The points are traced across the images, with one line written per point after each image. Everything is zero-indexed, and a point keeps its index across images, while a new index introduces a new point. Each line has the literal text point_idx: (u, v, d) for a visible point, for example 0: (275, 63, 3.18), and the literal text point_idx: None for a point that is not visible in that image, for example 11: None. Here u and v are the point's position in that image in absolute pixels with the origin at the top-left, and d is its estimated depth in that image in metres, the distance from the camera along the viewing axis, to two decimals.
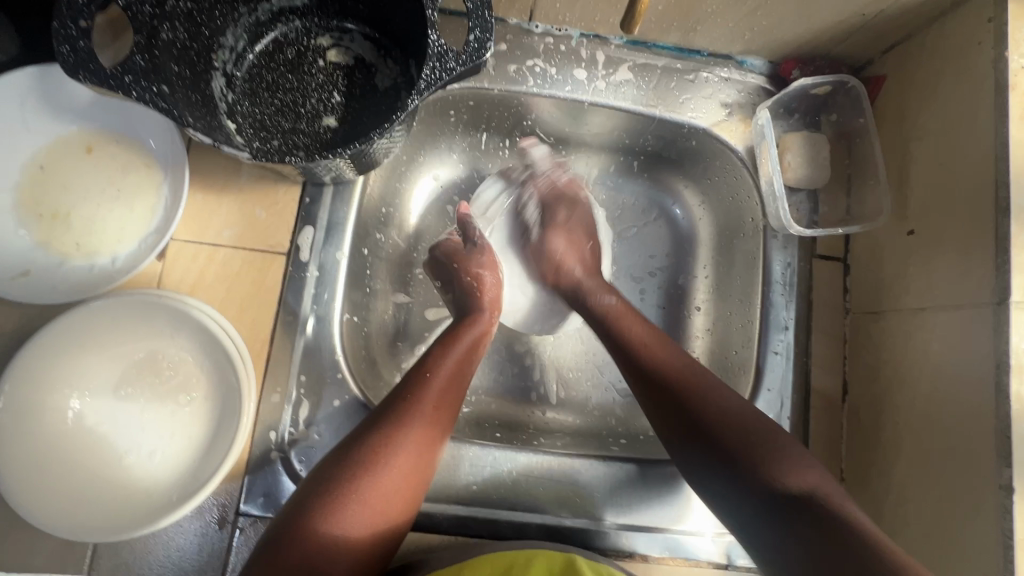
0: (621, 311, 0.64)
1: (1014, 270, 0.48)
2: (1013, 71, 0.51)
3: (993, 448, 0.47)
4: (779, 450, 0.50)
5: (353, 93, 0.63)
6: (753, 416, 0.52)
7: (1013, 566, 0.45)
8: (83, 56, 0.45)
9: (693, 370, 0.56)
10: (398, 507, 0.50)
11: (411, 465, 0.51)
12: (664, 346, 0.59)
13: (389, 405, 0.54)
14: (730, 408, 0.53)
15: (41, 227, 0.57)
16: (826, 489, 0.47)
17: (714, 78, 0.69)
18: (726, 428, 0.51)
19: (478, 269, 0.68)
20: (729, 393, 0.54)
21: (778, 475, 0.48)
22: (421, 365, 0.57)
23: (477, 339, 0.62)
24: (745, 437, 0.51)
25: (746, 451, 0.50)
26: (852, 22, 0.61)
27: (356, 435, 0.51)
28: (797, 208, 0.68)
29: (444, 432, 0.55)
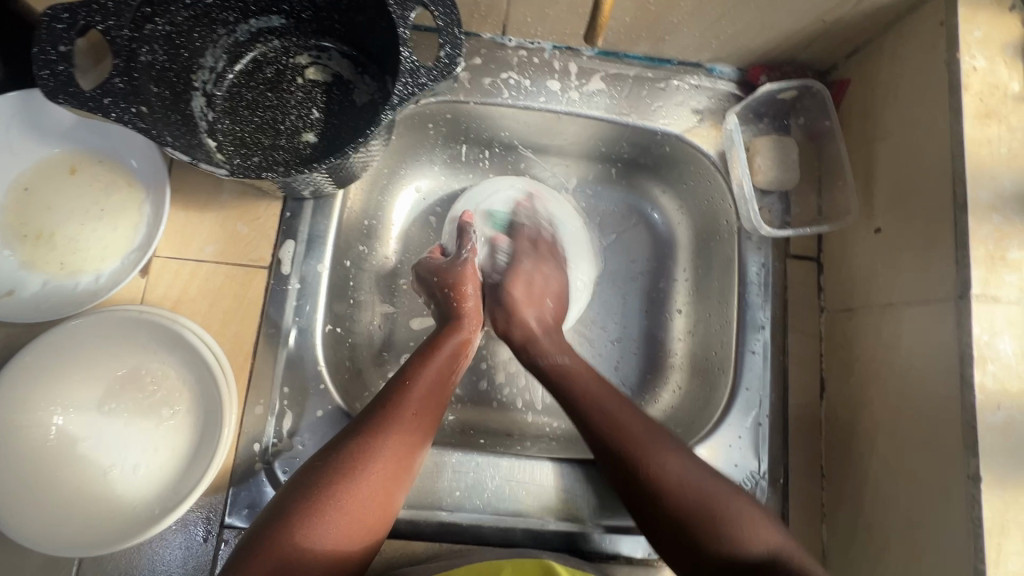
0: (575, 368, 0.62)
1: (973, 264, 0.50)
2: (965, 72, 0.53)
3: (960, 438, 0.48)
4: (739, 514, 0.50)
5: (331, 109, 0.65)
6: (706, 480, 0.52)
7: (984, 555, 0.45)
8: (63, 80, 0.47)
9: (647, 430, 0.55)
10: (378, 511, 0.50)
11: (389, 472, 0.51)
12: (613, 399, 0.58)
13: (369, 412, 0.55)
14: (673, 476, 0.52)
15: (25, 248, 0.58)
16: (791, 551, 0.49)
17: (684, 86, 0.71)
18: (685, 499, 0.51)
19: (459, 282, 0.68)
20: (676, 454, 0.53)
21: (738, 543, 0.48)
22: (401, 375, 0.58)
23: (458, 353, 0.63)
24: (704, 509, 0.50)
25: (702, 522, 0.49)
26: (813, 29, 0.63)
27: (336, 443, 0.52)
28: (769, 210, 0.70)
29: (426, 438, 0.56)
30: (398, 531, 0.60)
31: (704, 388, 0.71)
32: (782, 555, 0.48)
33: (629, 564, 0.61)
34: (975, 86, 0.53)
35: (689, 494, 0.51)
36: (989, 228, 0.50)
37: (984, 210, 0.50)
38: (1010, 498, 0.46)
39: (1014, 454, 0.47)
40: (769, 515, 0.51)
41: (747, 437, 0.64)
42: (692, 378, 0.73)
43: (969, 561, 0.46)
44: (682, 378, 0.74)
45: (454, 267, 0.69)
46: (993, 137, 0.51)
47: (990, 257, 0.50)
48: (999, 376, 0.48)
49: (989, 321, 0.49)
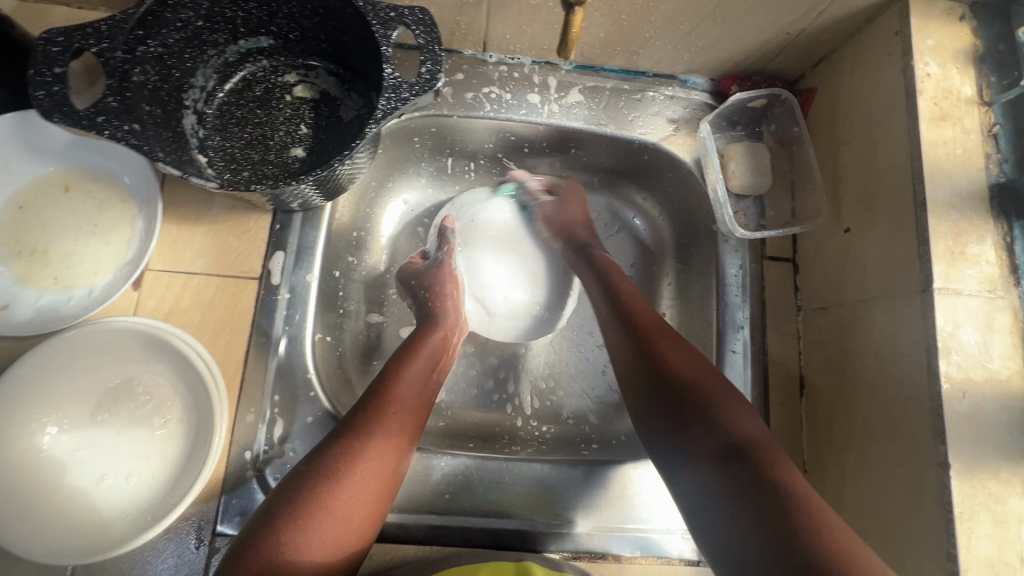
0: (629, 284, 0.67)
1: (935, 259, 0.52)
2: (920, 79, 0.56)
3: (929, 426, 0.50)
4: (731, 400, 0.51)
5: (319, 125, 0.67)
6: (714, 372, 0.55)
7: (956, 538, 0.47)
8: (57, 100, 0.49)
9: (677, 338, 0.59)
10: (363, 512, 0.51)
11: (373, 474, 0.52)
12: (655, 317, 0.62)
13: (346, 425, 0.54)
14: (699, 368, 0.54)
15: (19, 264, 0.60)
16: (766, 440, 0.48)
17: (660, 97, 0.74)
18: (693, 376, 0.54)
19: (438, 284, 0.71)
20: (704, 361, 0.56)
21: (727, 425, 0.49)
22: (377, 386, 0.58)
23: (433, 361, 0.64)
24: (698, 386, 0.53)
25: (692, 415, 0.51)
26: (779, 41, 0.66)
27: (314, 457, 0.52)
28: (744, 213, 0.72)
29: (409, 438, 0.57)
30: (389, 536, 0.61)
31: None
32: (762, 442, 0.48)
33: (617, 562, 0.62)
34: (929, 91, 0.56)
35: (696, 374, 0.54)
36: (948, 224, 0.52)
37: (942, 207, 0.53)
38: (979, 482, 0.47)
39: (980, 439, 0.48)
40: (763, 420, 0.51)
41: None
42: None
43: (942, 546, 0.47)
44: None
45: (432, 270, 0.72)
46: (948, 139, 0.54)
47: (950, 251, 0.52)
48: (963, 365, 0.50)
49: (951, 313, 0.51)
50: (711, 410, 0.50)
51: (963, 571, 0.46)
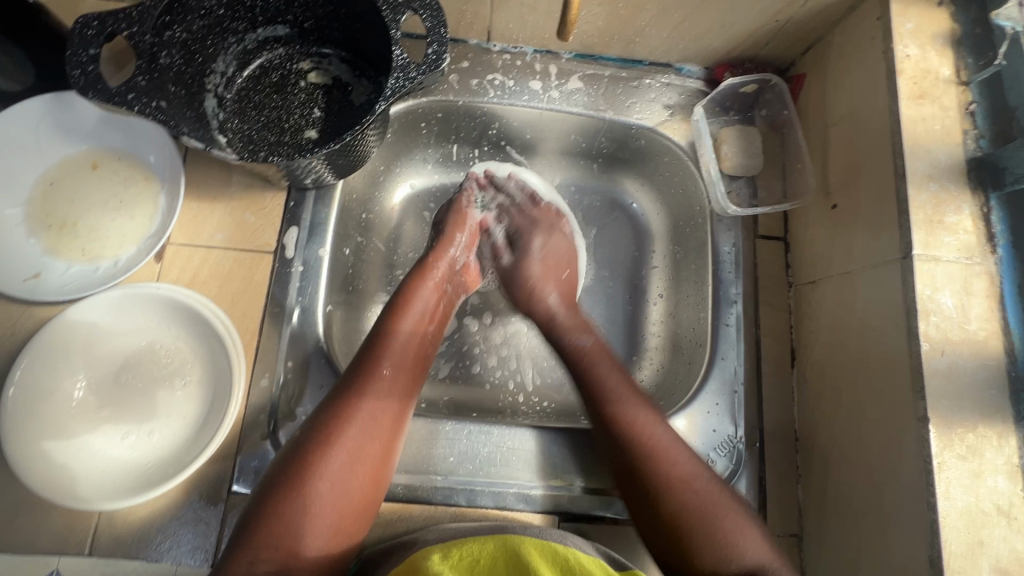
0: (597, 351, 0.66)
1: (914, 227, 0.55)
2: (900, 59, 0.59)
3: (910, 385, 0.53)
4: (726, 512, 0.53)
5: (331, 108, 0.71)
6: (710, 479, 0.55)
7: (934, 488, 0.49)
8: (92, 78, 0.53)
9: (650, 413, 0.59)
10: (365, 481, 0.53)
11: (369, 444, 0.54)
12: (631, 392, 0.62)
13: (329, 403, 0.56)
14: (683, 473, 0.55)
15: (49, 236, 0.63)
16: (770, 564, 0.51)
17: (656, 84, 0.77)
18: (691, 492, 0.54)
19: (450, 228, 0.74)
20: (685, 451, 0.57)
21: (732, 553, 0.51)
22: (358, 364, 0.59)
23: (418, 327, 0.65)
24: (699, 513, 0.53)
25: (691, 525, 0.52)
26: (769, 28, 0.70)
27: (303, 438, 0.53)
28: (737, 194, 0.75)
29: (402, 401, 0.59)
30: (396, 496, 0.63)
31: (683, 363, 0.75)
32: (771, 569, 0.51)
33: (615, 525, 0.64)
34: (909, 71, 0.59)
35: (682, 477, 0.55)
36: (926, 194, 0.55)
37: (921, 179, 0.56)
38: (956, 435, 0.50)
39: (957, 395, 0.51)
40: (763, 530, 0.54)
41: (723, 403, 0.68)
42: (672, 355, 0.77)
43: (922, 496, 0.50)
44: (664, 356, 0.78)
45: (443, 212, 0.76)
46: (927, 115, 0.57)
47: (929, 220, 0.55)
48: (941, 326, 0.52)
49: (930, 278, 0.54)
50: (715, 528, 0.52)
51: (941, 519, 0.48)
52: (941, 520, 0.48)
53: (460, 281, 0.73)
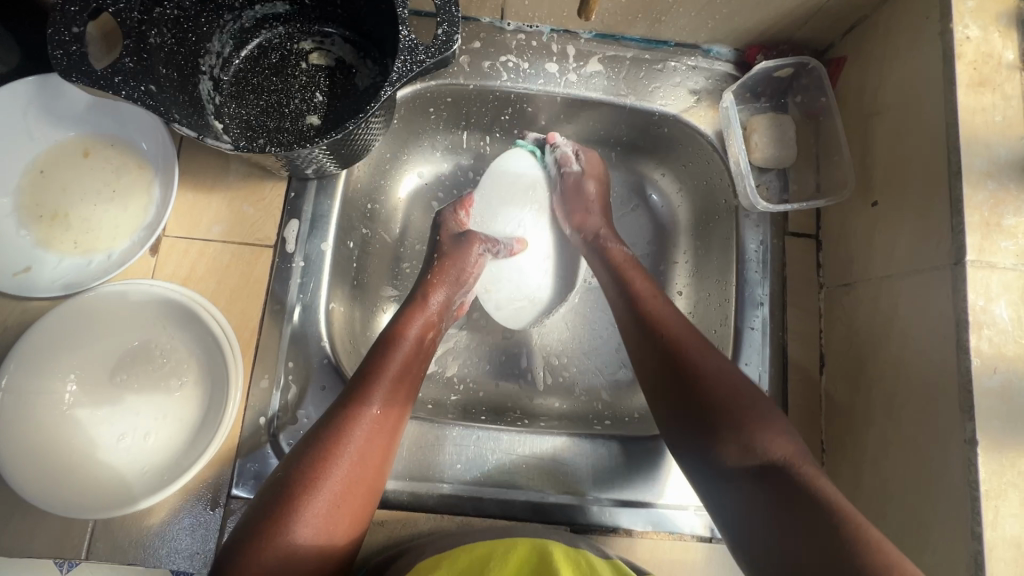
0: (625, 259, 0.68)
1: (968, 231, 0.50)
2: (959, 42, 0.53)
3: (957, 403, 0.48)
4: (754, 409, 0.51)
5: (334, 92, 0.66)
6: (744, 382, 0.54)
7: (981, 517, 0.45)
8: (75, 60, 0.49)
9: (689, 326, 0.59)
10: (359, 491, 0.51)
11: (365, 454, 0.52)
12: (670, 309, 0.61)
13: (329, 417, 0.54)
14: (711, 369, 0.54)
15: (40, 228, 0.60)
16: (800, 458, 0.48)
17: (681, 67, 0.72)
18: (716, 383, 0.53)
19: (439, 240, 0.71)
20: (717, 353, 0.56)
21: (757, 443, 0.49)
22: (366, 369, 0.57)
23: (424, 336, 0.62)
24: (729, 403, 0.51)
25: (723, 415, 0.51)
26: (809, 6, 0.64)
27: (301, 451, 0.51)
28: (767, 187, 0.70)
29: (401, 410, 0.57)
30: (401, 504, 0.61)
31: None
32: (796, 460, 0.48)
33: (630, 537, 0.61)
34: (968, 55, 0.53)
35: (722, 370, 0.54)
36: (983, 194, 0.50)
37: (978, 177, 0.51)
38: (1008, 461, 0.46)
39: (1011, 417, 0.47)
40: (793, 436, 0.50)
41: None
42: None
43: (966, 525, 0.46)
44: None
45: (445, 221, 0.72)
46: (988, 106, 0.52)
47: (985, 222, 0.50)
48: (995, 341, 0.48)
49: (984, 287, 0.49)
50: (738, 422, 0.50)
51: (987, 551, 0.45)
52: (987, 552, 0.45)
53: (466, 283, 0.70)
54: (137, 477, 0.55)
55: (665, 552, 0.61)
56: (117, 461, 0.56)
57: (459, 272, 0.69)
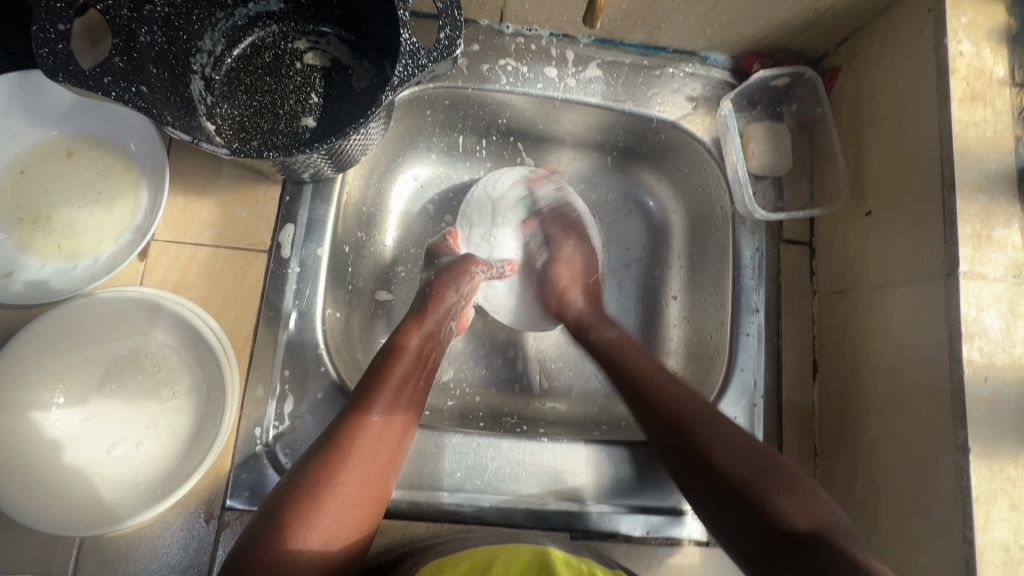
0: (625, 342, 0.64)
1: (961, 243, 0.51)
2: (953, 57, 0.54)
3: (950, 411, 0.50)
4: (759, 463, 0.49)
5: (330, 93, 0.65)
6: (712, 413, 0.54)
7: (972, 521, 0.47)
8: (62, 59, 0.47)
9: (685, 389, 0.57)
10: (352, 522, 0.49)
11: (358, 484, 0.50)
12: (647, 359, 0.61)
13: (322, 445, 0.52)
14: (731, 446, 0.51)
15: (21, 230, 0.58)
16: (833, 527, 0.45)
17: (679, 74, 0.72)
18: (731, 452, 0.50)
19: (441, 288, 0.65)
20: (730, 426, 0.53)
21: (787, 512, 0.45)
22: (359, 395, 0.55)
23: (426, 347, 0.61)
24: (737, 470, 0.49)
25: (761, 480, 0.48)
26: (805, 16, 0.65)
27: (306, 459, 0.51)
28: (763, 195, 0.71)
29: (397, 440, 0.54)
30: (400, 512, 0.60)
31: (699, 372, 0.71)
32: (831, 530, 0.44)
33: (627, 542, 0.62)
34: (962, 70, 0.54)
35: (691, 419, 0.53)
36: (975, 206, 0.52)
37: (971, 190, 0.52)
38: (997, 467, 0.48)
39: (1000, 424, 0.48)
40: (817, 497, 0.47)
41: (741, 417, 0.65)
42: (688, 362, 0.73)
43: (958, 530, 0.48)
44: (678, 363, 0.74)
45: (452, 266, 0.68)
46: (980, 120, 0.53)
47: (977, 234, 0.51)
48: (985, 350, 0.49)
49: (976, 298, 0.50)
50: (764, 493, 0.47)
51: (978, 554, 0.46)
52: (977, 555, 0.46)
53: (451, 328, 0.66)
54: (129, 490, 0.54)
55: (663, 555, 0.62)
56: (108, 472, 0.54)
57: (447, 305, 0.65)
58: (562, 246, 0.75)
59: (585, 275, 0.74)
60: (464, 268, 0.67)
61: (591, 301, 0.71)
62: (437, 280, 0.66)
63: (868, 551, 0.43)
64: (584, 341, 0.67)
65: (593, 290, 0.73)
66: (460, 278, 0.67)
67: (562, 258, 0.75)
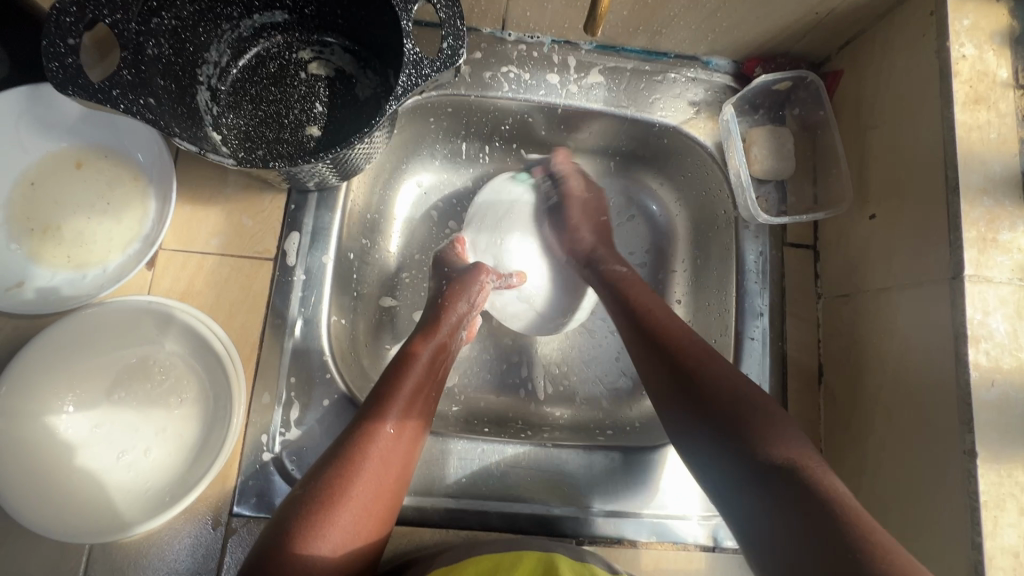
0: (631, 279, 0.66)
1: (966, 246, 0.51)
2: (955, 60, 0.54)
3: (957, 415, 0.49)
4: (744, 395, 0.50)
5: (334, 103, 0.65)
6: (706, 352, 0.55)
7: (981, 527, 0.47)
8: (72, 72, 0.47)
9: (685, 329, 0.57)
10: (363, 532, 0.49)
11: (370, 495, 0.50)
12: (652, 297, 0.62)
13: (333, 455, 0.51)
14: (722, 379, 0.51)
15: (31, 241, 0.58)
16: (808, 460, 0.45)
17: (681, 79, 0.72)
18: (718, 383, 0.51)
19: (450, 301, 0.66)
20: (724, 363, 0.53)
21: (764, 443, 0.46)
22: (371, 406, 0.55)
23: (437, 358, 0.61)
24: (721, 403, 0.50)
25: (741, 417, 0.48)
26: (807, 21, 0.65)
27: (317, 469, 0.51)
28: (766, 199, 0.71)
29: (408, 451, 0.54)
30: (407, 519, 0.60)
31: None
32: (805, 463, 0.45)
33: (632, 548, 0.61)
34: (965, 73, 0.54)
35: (684, 355, 0.54)
36: (980, 210, 0.51)
37: (975, 193, 0.52)
38: (1005, 472, 0.47)
39: (1008, 429, 0.48)
40: (799, 433, 0.48)
41: None
42: None
43: (966, 535, 0.47)
44: None
45: (461, 271, 0.69)
46: (983, 123, 0.53)
47: (982, 238, 0.51)
48: (992, 354, 0.49)
49: (982, 302, 0.50)
50: (744, 424, 0.48)
51: (987, 560, 0.46)
52: (986, 561, 0.46)
53: (461, 334, 0.67)
54: (139, 497, 0.54)
55: (669, 561, 0.62)
56: (118, 480, 0.55)
57: (455, 317, 0.65)
58: (563, 167, 0.77)
59: (597, 216, 0.76)
60: (473, 278, 0.68)
61: (597, 234, 0.74)
62: (448, 293, 0.66)
63: (837, 483, 0.44)
64: (593, 277, 0.70)
65: (604, 228, 0.75)
66: (467, 284, 0.67)
67: (569, 207, 0.76)
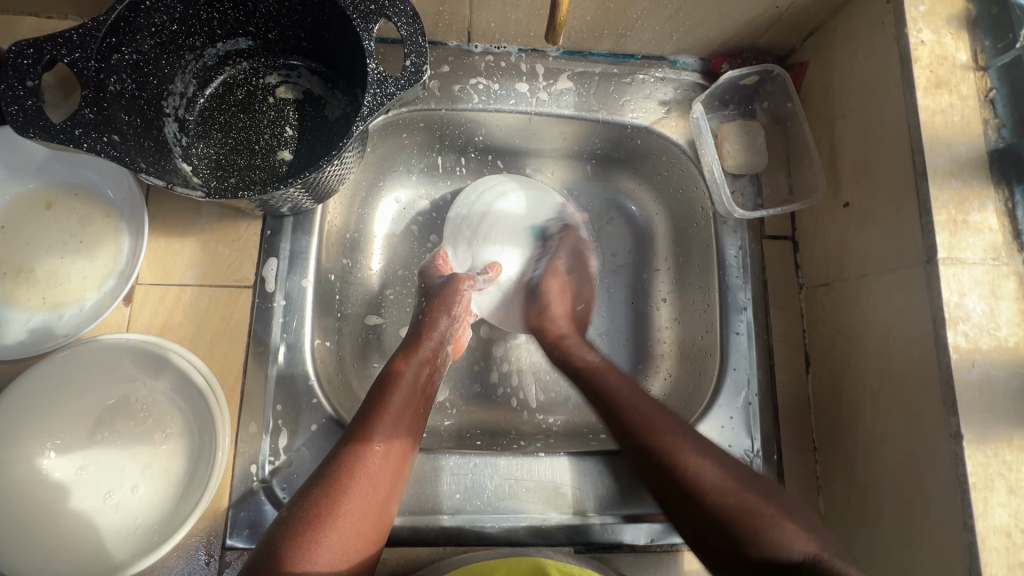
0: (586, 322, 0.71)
1: (938, 229, 0.51)
2: (914, 46, 0.55)
3: (940, 398, 0.50)
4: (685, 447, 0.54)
5: (304, 125, 0.65)
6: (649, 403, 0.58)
7: (971, 509, 0.47)
8: (32, 114, 0.47)
9: (625, 384, 0.61)
10: (353, 553, 0.48)
11: (359, 514, 0.50)
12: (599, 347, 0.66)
13: (320, 477, 0.51)
14: (666, 439, 0.55)
15: (4, 285, 0.58)
16: (750, 510, 0.49)
17: (650, 79, 0.72)
18: (666, 443, 0.54)
19: (432, 317, 0.65)
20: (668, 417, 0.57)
21: (705, 490, 0.51)
22: (356, 425, 0.54)
23: (422, 373, 0.61)
24: (667, 460, 0.53)
25: (680, 471, 0.52)
26: (768, 15, 0.65)
27: (305, 491, 0.50)
28: (742, 192, 0.72)
29: (397, 469, 0.54)
30: (403, 539, 0.60)
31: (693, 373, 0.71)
32: (747, 516, 0.48)
33: (632, 552, 0.61)
34: (925, 58, 0.55)
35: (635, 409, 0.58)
36: (949, 192, 0.52)
37: (943, 176, 0.52)
38: (992, 451, 0.47)
39: (991, 408, 0.48)
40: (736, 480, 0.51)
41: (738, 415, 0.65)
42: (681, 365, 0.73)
43: (958, 517, 0.47)
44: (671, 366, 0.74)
45: (443, 284, 0.69)
46: (946, 107, 0.54)
47: (953, 220, 0.51)
48: (971, 334, 0.49)
49: (957, 283, 0.50)
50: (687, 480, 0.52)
51: (980, 541, 0.46)
52: (980, 542, 0.46)
53: (448, 352, 0.66)
54: (127, 538, 0.53)
55: (669, 562, 0.61)
56: (106, 522, 0.54)
57: (437, 334, 0.65)
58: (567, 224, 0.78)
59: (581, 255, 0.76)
60: (452, 291, 0.67)
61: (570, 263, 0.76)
62: (428, 308, 0.66)
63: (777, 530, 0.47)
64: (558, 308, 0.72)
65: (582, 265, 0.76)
66: (446, 293, 0.67)
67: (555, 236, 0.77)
